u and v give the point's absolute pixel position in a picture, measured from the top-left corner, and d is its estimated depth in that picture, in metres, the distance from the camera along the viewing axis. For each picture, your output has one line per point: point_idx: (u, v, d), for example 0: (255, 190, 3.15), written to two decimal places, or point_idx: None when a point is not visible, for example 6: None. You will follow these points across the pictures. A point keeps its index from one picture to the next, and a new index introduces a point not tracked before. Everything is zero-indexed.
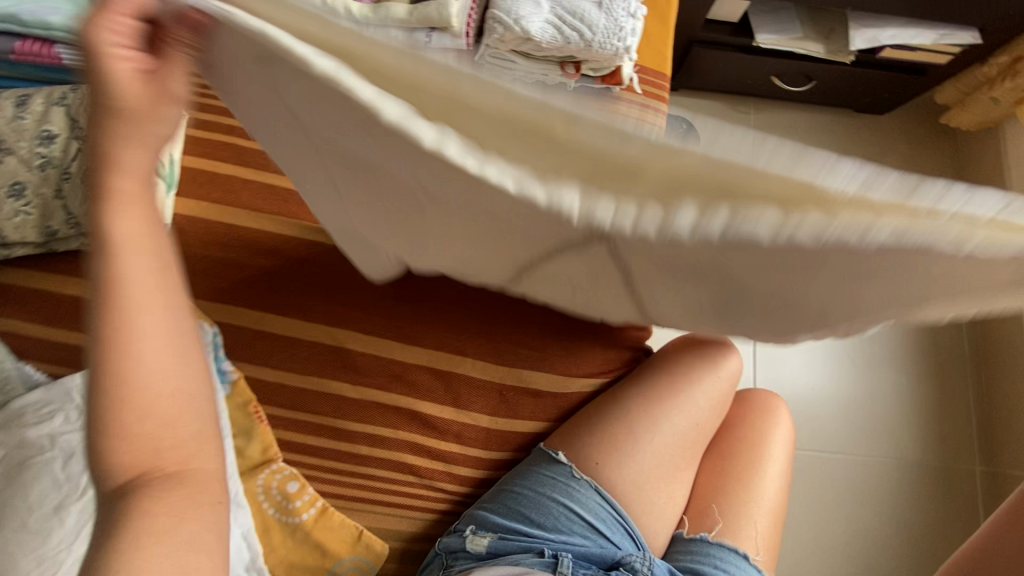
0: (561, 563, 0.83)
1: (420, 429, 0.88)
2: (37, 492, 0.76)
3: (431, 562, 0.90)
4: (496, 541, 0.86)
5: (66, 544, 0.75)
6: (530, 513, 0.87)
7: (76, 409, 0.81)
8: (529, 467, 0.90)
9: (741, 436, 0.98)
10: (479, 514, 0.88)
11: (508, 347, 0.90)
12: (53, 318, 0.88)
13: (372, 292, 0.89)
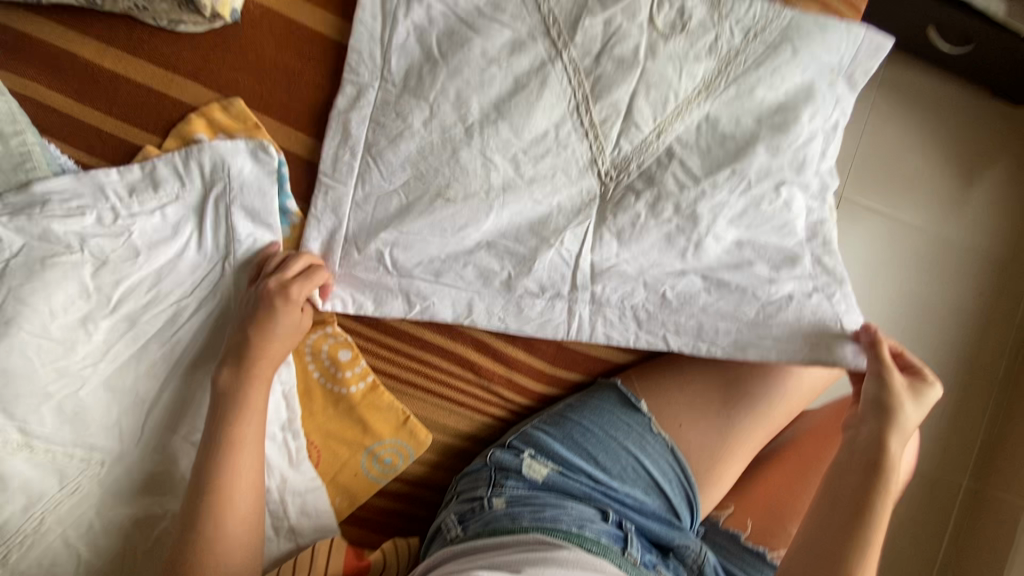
0: (627, 543, 0.77)
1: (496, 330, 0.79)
2: (59, 295, 0.64)
3: (476, 470, 0.83)
4: (556, 475, 0.82)
5: (91, 362, 0.65)
6: (597, 454, 0.83)
7: (111, 210, 0.68)
8: (607, 404, 0.84)
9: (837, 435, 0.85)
10: (543, 440, 0.83)
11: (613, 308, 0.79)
12: (88, 97, 0.72)
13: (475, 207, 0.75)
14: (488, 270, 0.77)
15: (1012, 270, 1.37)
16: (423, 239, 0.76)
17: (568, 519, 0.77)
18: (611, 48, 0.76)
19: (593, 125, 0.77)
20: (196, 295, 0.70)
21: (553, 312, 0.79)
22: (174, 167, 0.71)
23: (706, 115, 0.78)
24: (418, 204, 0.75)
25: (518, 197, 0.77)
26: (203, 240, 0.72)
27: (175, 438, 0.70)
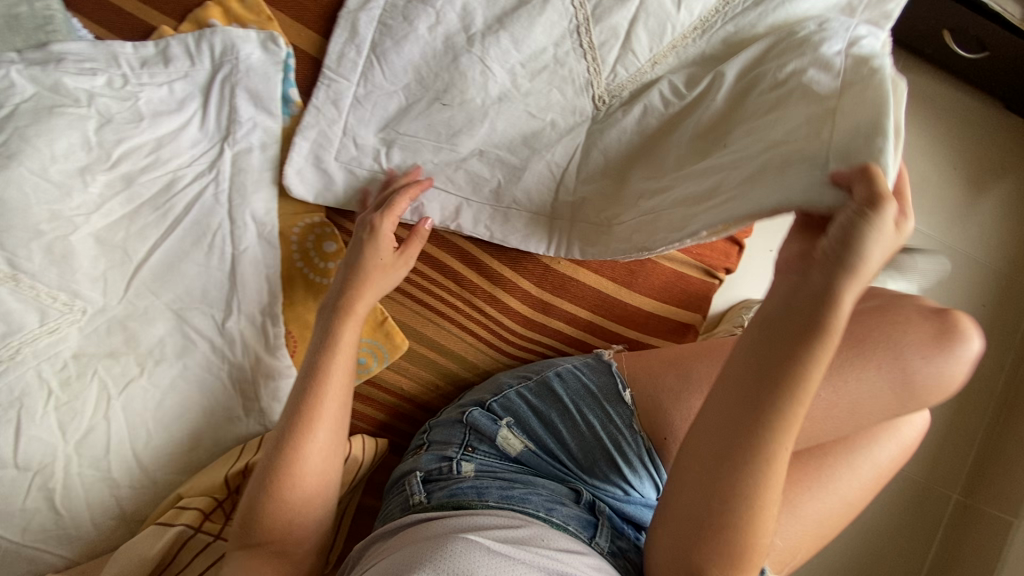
0: (597, 532, 0.68)
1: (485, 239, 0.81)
2: (62, 143, 0.66)
3: (451, 428, 0.80)
4: (529, 454, 0.76)
5: (86, 211, 0.67)
6: (571, 438, 0.77)
7: (121, 77, 0.71)
8: (591, 385, 0.79)
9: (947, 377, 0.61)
10: (524, 408, 0.80)
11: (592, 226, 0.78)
12: None
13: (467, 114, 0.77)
14: (478, 178, 0.79)
15: (1016, 284, 1.23)
16: (416, 141, 0.78)
17: (537, 501, 0.69)
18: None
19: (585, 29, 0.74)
20: (193, 168, 0.73)
21: (537, 226, 0.80)
22: (186, 47, 0.75)
23: (700, 53, 0.72)
24: (413, 105, 0.77)
25: (509, 113, 0.77)
26: (206, 119, 0.74)
27: (157, 302, 0.70)
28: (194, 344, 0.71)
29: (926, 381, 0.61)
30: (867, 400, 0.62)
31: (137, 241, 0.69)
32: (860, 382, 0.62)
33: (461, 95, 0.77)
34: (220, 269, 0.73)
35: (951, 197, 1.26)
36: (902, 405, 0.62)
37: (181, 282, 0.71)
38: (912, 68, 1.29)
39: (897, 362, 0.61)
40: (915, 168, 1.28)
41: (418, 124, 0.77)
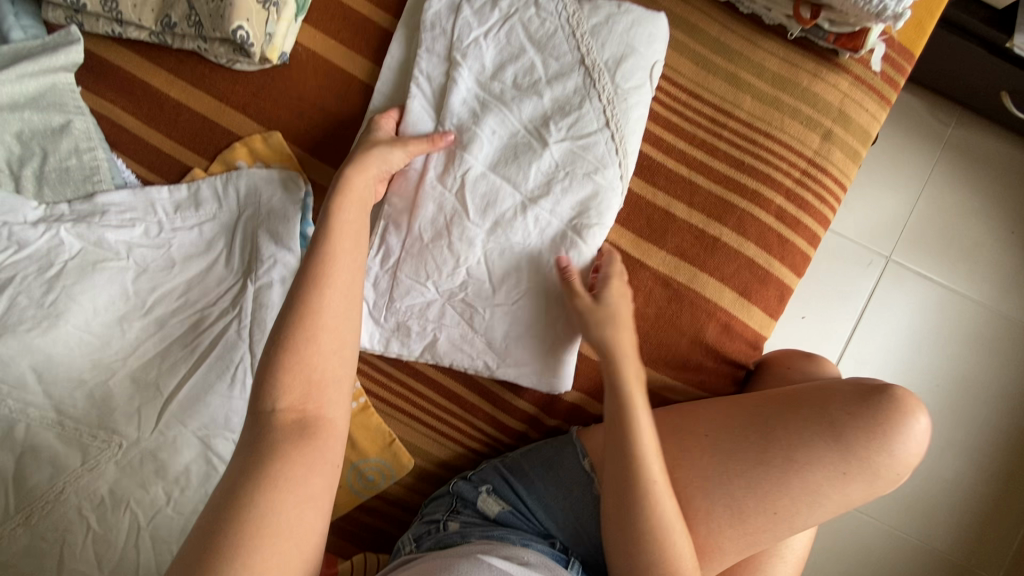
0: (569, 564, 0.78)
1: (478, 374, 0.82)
2: (104, 296, 0.74)
3: (440, 496, 0.86)
4: (507, 514, 0.81)
5: (123, 356, 0.74)
6: (546, 500, 0.81)
7: (157, 224, 0.78)
8: (559, 460, 0.82)
9: (887, 444, 0.72)
10: (499, 476, 0.84)
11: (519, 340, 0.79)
12: (154, 121, 0.83)
13: (451, 249, 0.78)
14: (491, 337, 0.80)
15: (996, 334, 1.40)
16: (420, 282, 0.79)
17: (516, 539, 0.78)
18: (596, 175, 0.77)
19: (588, 229, 0.77)
20: (219, 305, 0.78)
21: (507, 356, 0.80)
22: (214, 189, 0.81)
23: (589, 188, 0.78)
24: (421, 242, 0.78)
25: (515, 285, 0.78)
26: (231, 257, 0.80)
27: (184, 431, 0.76)
28: (215, 472, 0.77)
29: (857, 437, 0.72)
30: (818, 467, 0.73)
31: (167, 377, 0.76)
32: (792, 432, 0.74)
33: (433, 217, 0.78)
34: (240, 399, 0.78)
35: (950, 257, 1.43)
36: (845, 461, 0.72)
37: (206, 413, 0.77)
38: (906, 150, 1.48)
39: (829, 417, 0.73)
40: (916, 235, 1.45)
41: (409, 254, 0.79)
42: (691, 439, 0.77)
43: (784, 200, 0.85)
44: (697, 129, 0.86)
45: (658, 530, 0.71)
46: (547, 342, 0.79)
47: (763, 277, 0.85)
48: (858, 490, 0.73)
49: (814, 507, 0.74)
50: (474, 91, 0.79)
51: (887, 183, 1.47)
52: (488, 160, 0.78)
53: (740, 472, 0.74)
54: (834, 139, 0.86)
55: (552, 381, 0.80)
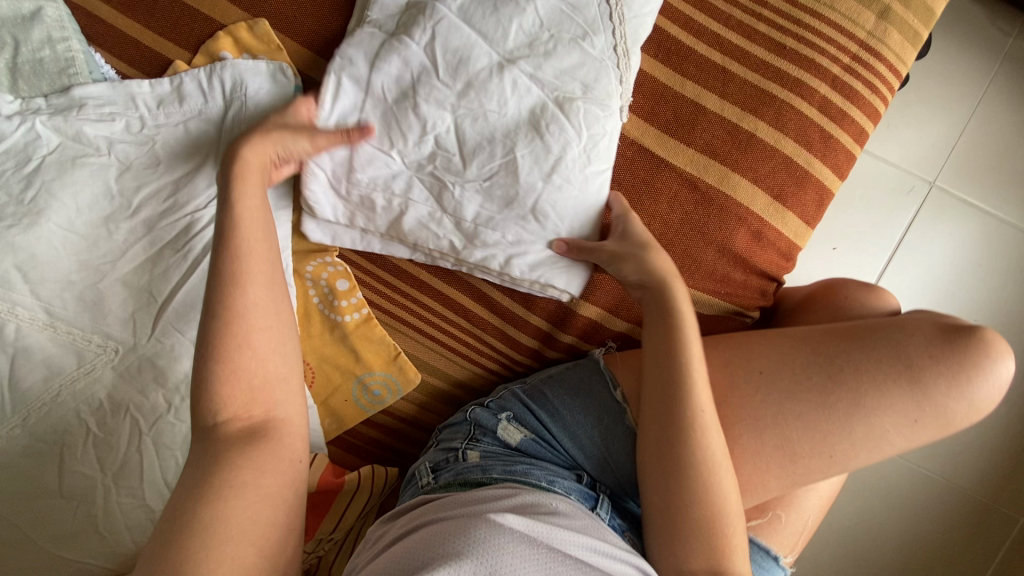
0: (598, 503, 0.73)
1: (436, 258, 0.76)
2: (87, 194, 0.70)
3: (456, 424, 0.83)
4: (529, 442, 0.77)
5: (111, 259, 0.70)
6: (570, 432, 0.77)
7: (138, 119, 0.73)
8: (584, 390, 0.78)
9: (971, 392, 0.63)
10: (519, 402, 0.80)
11: (499, 223, 0.72)
12: (130, 9, 0.76)
13: (420, 115, 0.70)
14: (458, 216, 0.73)
15: None
16: (385, 150, 0.71)
17: (540, 474, 0.73)
18: (585, 41, 0.69)
19: (570, 103, 0.69)
20: (210, 209, 0.73)
21: (487, 250, 0.73)
22: (198, 82, 0.74)
23: (580, 56, 0.69)
24: (385, 105, 0.70)
25: (485, 157, 0.70)
26: (220, 157, 0.74)
27: (182, 338, 0.73)
28: None
29: (938, 383, 0.63)
30: (894, 415, 0.65)
31: (159, 283, 0.72)
32: (863, 373, 0.65)
33: (402, 74, 0.69)
34: None
35: (1003, 178, 1.31)
36: (920, 409, 0.64)
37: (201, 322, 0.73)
38: (963, 58, 1.33)
39: (908, 360, 0.64)
40: (967, 154, 1.33)
41: (377, 121, 0.71)
42: (743, 372, 0.70)
43: (830, 90, 0.75)
44: (733, 9, 0.76)
45: (705, 473, 0.66)
46: (516, 227, 0.72)
47: (801, 178, 0.77)
48: (927, 438, 0.66)
49: (876, 449, 0.66)
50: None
51: (939, 96, 1.33)
52: (462, 15, 0.68)
53: (800, 414, 0.67)
54: (891, 17, 0.75)
55: (532, 266, 0.74)
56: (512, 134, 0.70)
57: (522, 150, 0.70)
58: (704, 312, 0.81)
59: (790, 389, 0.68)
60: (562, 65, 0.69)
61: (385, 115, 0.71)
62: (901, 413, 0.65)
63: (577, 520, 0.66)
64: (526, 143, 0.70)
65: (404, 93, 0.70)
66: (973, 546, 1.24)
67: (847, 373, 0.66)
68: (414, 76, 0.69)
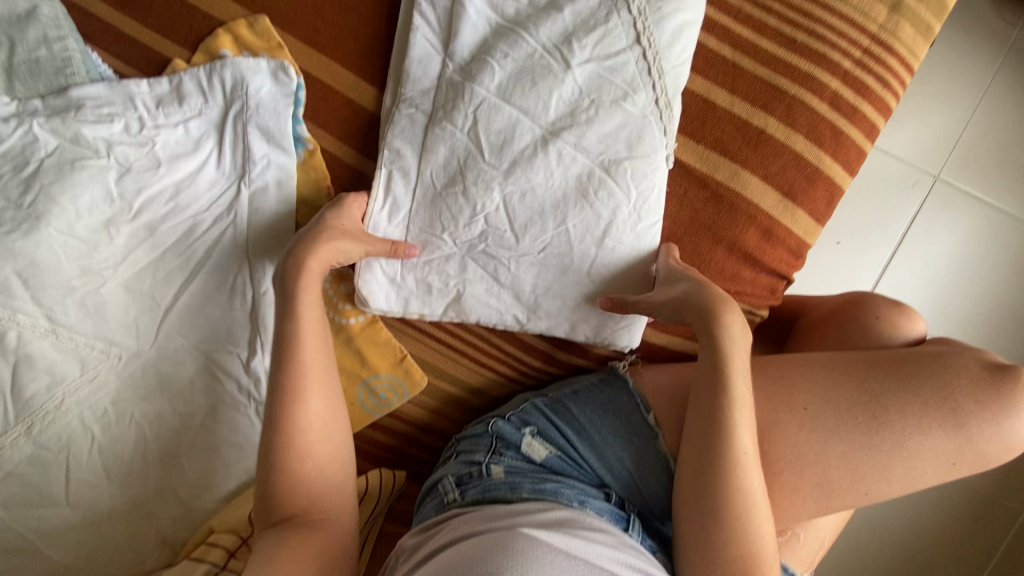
0: (630, 524, 0.71)
1: (508, 331, 0.77)
2: (86, 198, 0.68)
3: (477, 435, 0.81)
4: (554, 459, 0.76)
5: (112, 263, 0.69)
6: (597, 448, 0.76)
7: (138, 120, 0.71)
8: (609, 403, 0.77)
9: (1008, 437, 0.65)
10: (542, 416, 0.79)
11: (552, 299, 0.75)
12: (127, 7, 0.74)
13: (472, 197, 0.71)
14: (517, 289, 0.74)
15: None
16: (437, 235, 0.73)
17: (570, 493, 0.71)
18: (625, 102, 0.69)
19: (618, 166, 0.70)
20: (212, 211, 0.73)
21: (541, 310, 0.75)
22: (198, 82, 0.73)
23: (623, 118, 0.69)
24: (434, 189, 0.72)
25: (538, 230, 0.72)
26: (222, 158, 0.73)
27: (187, 344, 0.73)
28: (222, 387, 0.74)
29: (980, 428, 0.64)
30: (934, 454, 0.65)
31: (162, 288, 0.71)
32: (909, 415, 0.65)
33: (448, 159, 0.71)
34: (242, 312, 0.74)
35: (1009, 172, 1.30)
36: (961, 453, 0.65)
37: (206, 325, 0.73)
38: (970, 50, 1.32)
39: (953, 404, 0.65)
40: (973, 146, 1.31)
41: (430, 205, 0.73)
42: (788, 405, 0.69)
43: (842, 85, 0.74)
44: (743, 3, 0.74)
45: (739, 508, 0.64)
46: (574, 287, 0.74)
47: (811, 174, 0.76)
48: (958, 477, 0.67)
49: (910, 485, 0.67)
50: (487, 16, 0.70)
51: (945, 88, 1.32)
52: (498, 93, 0.69)
53: (844, 455, 0.67)
54: (904, 11, 0.74)
55: (593, 330, 0.76)
56: (566, 208, 0.71)
57: (575, 223, 0.71)
58: None
59: (836, 429, 0.67)
60: (606, 126, 0.69)
61: (437, 200, 0.72)
62: (942, 455, 0.65)
63: (612, 536, 0.65)
64: (576, 207, 0.71)
65: (454, 177, 0.71)
66: None
67: (896, 416, 0.65)
68: (463, 159, 0.71)
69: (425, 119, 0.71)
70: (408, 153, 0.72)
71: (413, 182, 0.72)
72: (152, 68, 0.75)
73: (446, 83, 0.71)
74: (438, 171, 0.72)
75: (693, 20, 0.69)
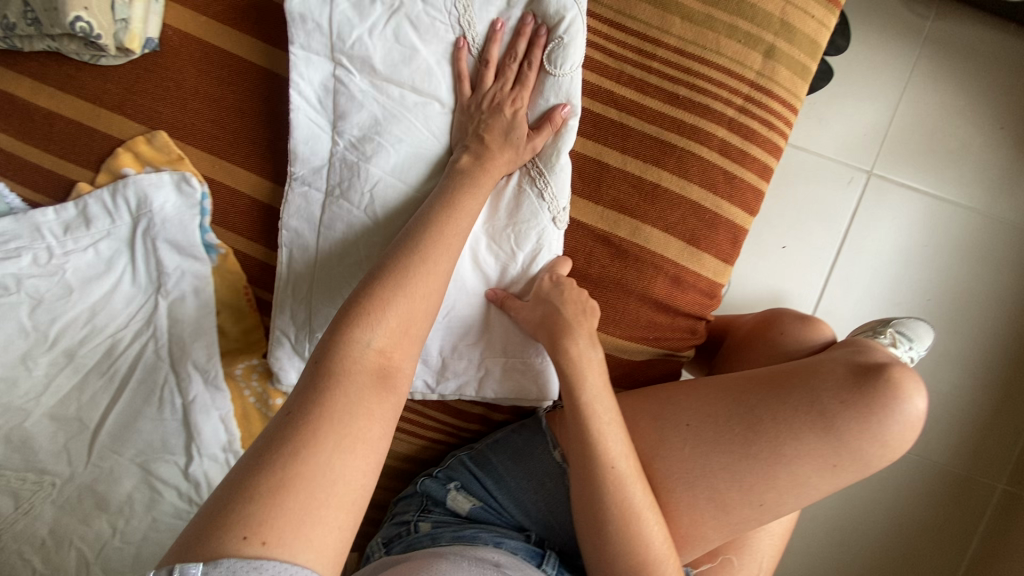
0: (544, 559, 0.74)
1: (426, 397, 0.80)
2: (1, 334, 0.71)
3: (409, 496, 0.83)
4: (478, 510, 0.78)
5: (35, 394, 0.72)
6: (517, 493, 0.78)
7: (46, 250, 0.73)
8: (526, 450, 0.79)
9: (882, 433, 0.66)
10: (466, 470, 0.81)
11: (467, 364, 0.78)
12: (28, 136, 0.76)
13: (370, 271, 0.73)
14: (425, 355, 0.77)
15: (988, 239, 1.31)
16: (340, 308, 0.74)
17: (487, 536, 0.74)
18: (504, 178, 0.74)
19: (501, 231, 0.75)
20: (131, 327, 0.74)
21: (451, 373, 0.78)
22: (103, 203, 0.74)
23: (505, 194, 0.75)
24: (334, 264, 0.74)
25: None
26: (136, 272, 0.75)
27: (121, 460, 0.74)
28: (160, 497, 0.74)
29: (850, 427, 0.66)
30: (811, 457, 0.67)
31: (89, 410, 0.73)
32: (780, 421, 0.68)
33: (344, 234, 0.73)
34: (173, 421, 0.75)
35: (935, 162, 1.32)
36: (836, 453, 0.67)
37: (139, 439, 0.74)
38: (883, 47, 1.34)
39: (820, 406, 0.67)
40: (898, 139, 1.33)
41: (330, 279, 0.74)
42: (672, 428, 0.72)
43: (727, 132, 0.77)
44: (624, 65, 0.77)
45: (631, 531, 0.68)
46: (476, 352, 0.77)
47: (711, 221, 0.78)
48: (850, 480, 0.68)
49: (802, 496, 0.69)
50: (373, 99, 0.73)
51: (865, 88, 1.34)
52: (375, 179, 0.73)
53: (728, 467, 0.69)
54: (777, 55, 0.77)
55: (501, 386, 0.78)
56: (460, 269, 0.75)
57: (470, 289, 0.76)
58: (636, 358, 0.82)
59: (714, 440, 0.70)
60: (494, 203, 0.75)
61: (335, 276, 0.74)
62: (818, 458, 0.67)
63: (518, 572, 0.69)
64: (466, 274, 0.75)
65: (351, 250, 0.73)
66: (954, 517, 1.28)
67: (767, 425, 0.68)
68: (359, 235, 0.73)
69: (320, 201, 0.74)
70: (303, 233, 0.74)
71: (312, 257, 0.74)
72: (58, 192, 0.77)
73: (337, 164, 0.74)
74: (335, 250, 0.74)
75: (555, 99, 0.73)
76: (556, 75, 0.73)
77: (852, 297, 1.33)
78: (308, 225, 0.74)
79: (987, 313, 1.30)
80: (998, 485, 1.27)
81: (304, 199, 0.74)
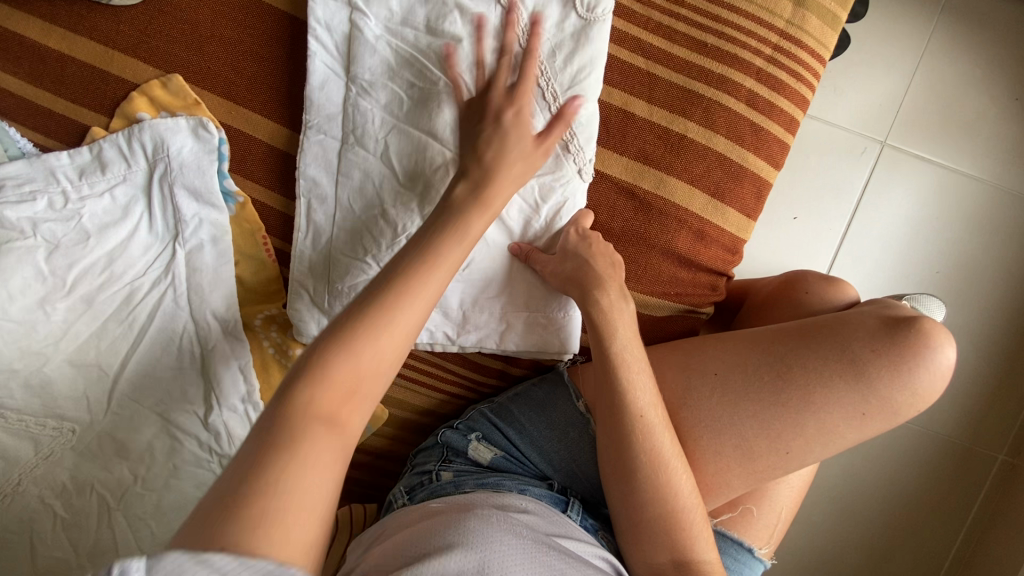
0: (568, 505, 0.75)
1: (447, 350, 0.80)
2: (17, 279, 0.69)
3: (429, 447, 0.84)
4: (500, 459, 0.79)
5: (53, 340, 0.71)
6: (539, 443, 0.79)
7: (62, 195, 0.72)
8: (548, 401, 0.79)
9: (912, 381, 0.66)
10: (487, 421, 0.81)
11: (490, 316, 0.77)
12: (40, 79, 0.74)
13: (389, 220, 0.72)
14: (445, 307, 0.77)
15: (1003, 209, 1.30)
16: (360, 258, 0.73)
17: (511, 484, 0.75)
18: None
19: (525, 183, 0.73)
20: (149, 276, 0.73)
21: (472, 327, 0.78)
22: (119, 148, 0.73)
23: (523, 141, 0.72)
24: (354, 213, 0.72)
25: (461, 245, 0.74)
26: (153, 220, 0.73)
27: (141, 408, 0.73)
28: (180, 446, 0.74)
29: (882, 375, 0.66)
30: (841, 405, 0.67)
31: (109, 357, 0.72)
32: (811, 370, 0.68)
33: (362, 182, 0.72)
34: (194, 370, 0.75)
35: (953, 131, 1.31)
36: (866, 401, 0.67)
37: (159, 387, 0.74)
38: (904, 13, 1.31)
39: (852, 355, 0.67)
40: (917, 107, 1.32)
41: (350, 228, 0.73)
42: (697, 378, 0.72)
43: (756, 82, 0.75)
44: (652, 12, 0.75)
45: (661, 479, 0.68)
46: (498, 304, 0.77)
47: (737, 173, 0.77)
48: (877, 429, 0.69)
49: (829, 445, 0.69)
50: (388, 42, 0.70)
51: (884, 54, 1.32)
52: (385, 124, 0.71)
53: (754, 416, 0.69)
54: (808, 3, 0.75)
55: (524, 339, 0.78)
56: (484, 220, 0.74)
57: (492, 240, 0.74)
58: (658, 313, 0.82)
59: (741, 389, 0.70)
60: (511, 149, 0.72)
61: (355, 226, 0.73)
62: (848, 407, 0.67)
63: (546, 518, 0.70)
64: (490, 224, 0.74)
65: (370, 200, 0.72)
66: (955, 486, 1.29)
67: (798, 374, 0.68)
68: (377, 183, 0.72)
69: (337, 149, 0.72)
70: (322, 182, 0.73)
71: (330, 205, 0.73)
72: (72, 138, 0.75)
73: (355, 110, 0.71)
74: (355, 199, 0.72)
75: (586, 42, 0.70)
76: (587, 19, 0.70)
77: (865, 266, 1.33)
78: (326, 174, 0.73)
79: (999, 284, 1.30)
80: (1000, 454, 1.28)
81: (322, 149, 0.72)
